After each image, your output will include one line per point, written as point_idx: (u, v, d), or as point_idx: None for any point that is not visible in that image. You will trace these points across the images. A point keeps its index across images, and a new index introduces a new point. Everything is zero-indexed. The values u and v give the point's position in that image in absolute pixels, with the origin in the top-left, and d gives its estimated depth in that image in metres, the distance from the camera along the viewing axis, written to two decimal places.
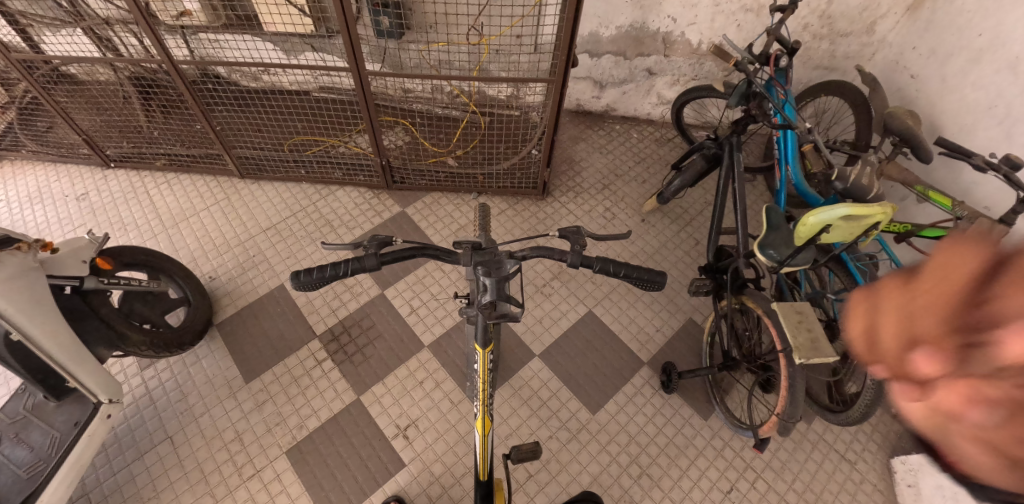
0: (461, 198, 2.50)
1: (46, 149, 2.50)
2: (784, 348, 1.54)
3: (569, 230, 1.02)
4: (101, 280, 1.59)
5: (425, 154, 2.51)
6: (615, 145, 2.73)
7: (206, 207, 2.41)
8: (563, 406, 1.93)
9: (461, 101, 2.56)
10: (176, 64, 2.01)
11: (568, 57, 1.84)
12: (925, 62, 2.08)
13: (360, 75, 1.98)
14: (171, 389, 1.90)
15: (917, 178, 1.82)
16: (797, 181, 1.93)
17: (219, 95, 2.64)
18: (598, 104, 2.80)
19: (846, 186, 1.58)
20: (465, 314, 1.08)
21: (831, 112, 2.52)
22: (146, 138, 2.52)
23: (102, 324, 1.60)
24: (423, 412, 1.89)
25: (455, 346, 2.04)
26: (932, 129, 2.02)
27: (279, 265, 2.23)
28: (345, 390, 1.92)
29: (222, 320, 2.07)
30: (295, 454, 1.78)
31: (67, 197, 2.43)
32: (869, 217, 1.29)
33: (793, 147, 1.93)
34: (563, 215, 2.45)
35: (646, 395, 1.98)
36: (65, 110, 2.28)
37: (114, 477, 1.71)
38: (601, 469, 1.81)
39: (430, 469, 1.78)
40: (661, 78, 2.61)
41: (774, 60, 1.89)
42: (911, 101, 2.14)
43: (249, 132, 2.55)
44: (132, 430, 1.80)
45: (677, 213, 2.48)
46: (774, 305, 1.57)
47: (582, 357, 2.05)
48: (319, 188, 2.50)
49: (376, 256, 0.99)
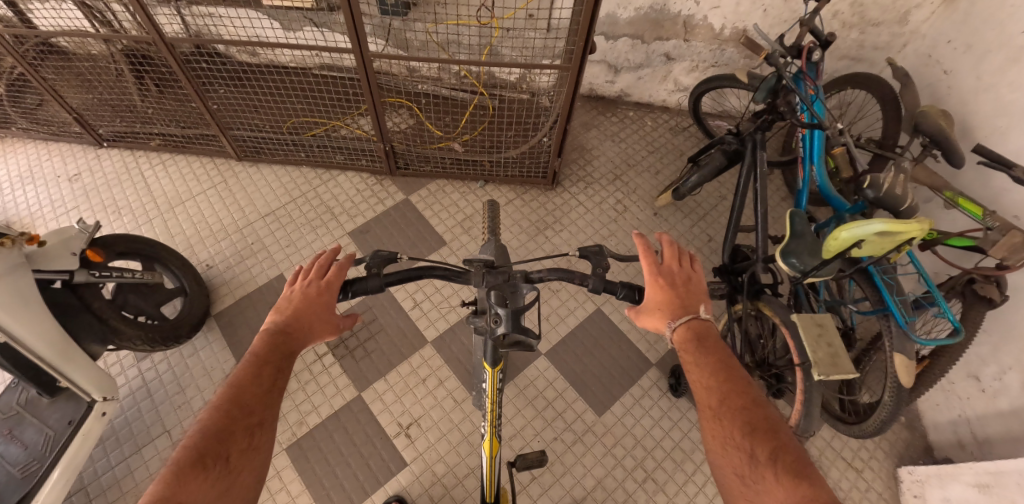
0: (468, 186, 2.40)
1: (37, 127, 2.41)
2: (802, 361, 1.49)
3: (590, 250, 0.96)
4: (92, 274, 1.57)
5: (430, 138, 2.38)
6: (628, 133, 2.62)
7: (203, 190, 2.33)
8: (569, 407, 1.90)
9: (469, 82, 2.41)
10: (166, 41, 1.89)
11: (585, 45, 1.72)
12: (959, 57, 1.96)
13: (363, 56, 1.86)
14: (169, 381, 1.87)
15: (946, 184, 1.74)
16: (821, 182, 1.82)
17: (214, 70, 2.49)
18: (612, 89, 2.68)
19: (879, 195, 1.48)
20: (473, 322, 0.99)
21: (856, 106, 2.39)
22: (140, 117, 2.40)
23: (95, 319, 1.57)
24: (426, 411, 1.85)
25: (459, 342, 1.98)
26: (963, 130, 1.92)
27: (278, 254, 2.17)
28: (346, 386, 1.88)
29: (220, 311, 2.02)
30: (295, 450, 1.75)
31: (59, 177, 2.35)
32: (906, 234, 1.21)
33: (820, 146, 1.81)
34: (573, 208, 2.36)
35: (654, 397, 1.94)
36: (54, 88, 2.17)
37: (112, 470, 1.69)
38: (605, 472, 1.79)
39: (432, 470, 1.75)
40: (679, 64, 2.48)
41: (806, 53, 1.74)
42: (942, 98, 2.03)
43: (245, 112, 2.42)
44: (129, 423, 1.78)
45: (691, 206, 2.40)
46: (794, 316, 1.51)
47: (589, 357, 2.00)
48: (320, 172, 2.41)
49: (379, 277, 0.99)
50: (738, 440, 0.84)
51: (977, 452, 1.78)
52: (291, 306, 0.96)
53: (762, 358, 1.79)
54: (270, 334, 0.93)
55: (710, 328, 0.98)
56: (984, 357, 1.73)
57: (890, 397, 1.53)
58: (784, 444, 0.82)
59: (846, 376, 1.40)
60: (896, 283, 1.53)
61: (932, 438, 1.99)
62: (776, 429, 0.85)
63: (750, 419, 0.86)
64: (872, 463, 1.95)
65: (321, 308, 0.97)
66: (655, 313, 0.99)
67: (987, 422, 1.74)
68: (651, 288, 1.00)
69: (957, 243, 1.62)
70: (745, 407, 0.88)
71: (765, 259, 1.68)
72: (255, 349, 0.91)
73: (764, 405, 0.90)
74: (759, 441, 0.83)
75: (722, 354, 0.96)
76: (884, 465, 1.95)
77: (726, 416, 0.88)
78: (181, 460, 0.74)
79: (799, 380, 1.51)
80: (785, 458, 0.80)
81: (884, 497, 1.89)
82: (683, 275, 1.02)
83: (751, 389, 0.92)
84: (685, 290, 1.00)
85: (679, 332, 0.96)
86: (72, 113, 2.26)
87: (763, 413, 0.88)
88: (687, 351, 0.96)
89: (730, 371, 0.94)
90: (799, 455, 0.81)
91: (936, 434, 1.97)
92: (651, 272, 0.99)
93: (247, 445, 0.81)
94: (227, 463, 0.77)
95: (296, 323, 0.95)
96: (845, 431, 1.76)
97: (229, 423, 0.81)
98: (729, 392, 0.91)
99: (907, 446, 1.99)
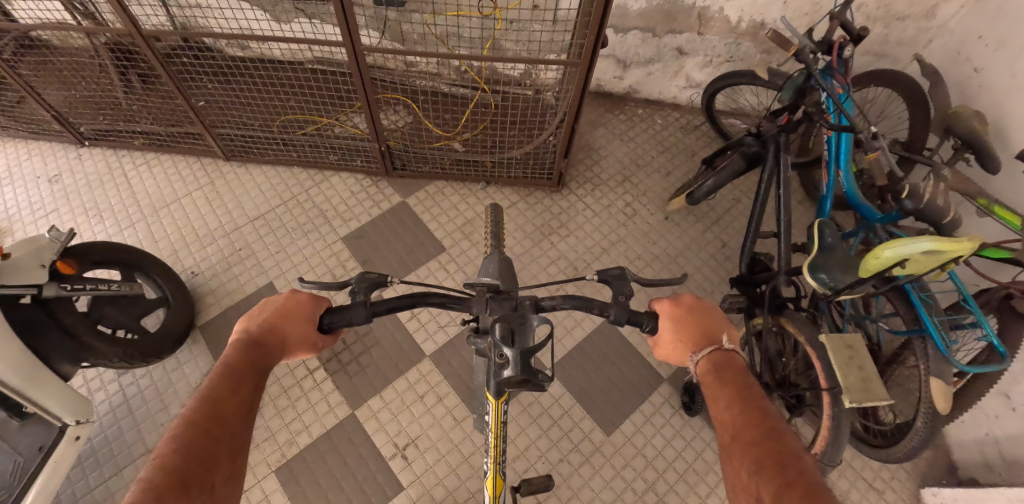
0: (468, 188, 2.28)
1: (15, 124, 2.28)
2: (829, 385, 1.39)
3: (612, 275, 0.87)
4: (62, 287, 1.45)
5: (428, 137, 2.24)
6: (637, 132, 2.49)
7: (189, 192, 2.21)
8: (576, 425, 1.79)
9: (470, 78, 2.28)
10: (144, 34, 1.75)
11: (596, 39, 1.58)
12: (991, 54, 1.83)
13: (355, 50, 1.73)
14: (151, 398, 1.76)
15: (981, 191, 1.62)
16: (848, 188, 1.70)
17: (200, 65, 2.34)
18: (620, 85, 2.54)
19: (919, 206, 1.41)
20: (476, 343, 0.90)
21: (877, 105, 2.27)
22: (123, 114, 2.27)
23: (66, 336, 1.46)
24: (423, 430, 1.74)
25: (458, 356, 1.87)
26: (996, 132, 1.79)
27: (267, 260, 2.05)
28: (339, 404, 1.78)
29: (205, 322, 1.91)
30: (285, 472, 1.65)
31: (38, 178, 2.23)
32: (956, 253, 1.10)
33: (847, 151, 1.69)
34: (580, 211, 2.24)
35: (665, 414, 1.83)
36: (30, 84, 2.04)
37: (89, 495, 1.59)
38: (614, 496, 1.68)
39: (430, 493, 1.64)
40: (692, 59, 2.35)
41: (837, 48, 1.60)
42: (972, 97, 1.90)
43: (232, 109, 2.27)
44: (109, 443, 1.67)
45: (704, 210, 2.28)
46: (821, 337, 1.40)
47: (597, 371, 1.89)
48: (312, 173, 2.29)
49: (365, 307, 0.87)
50: (746, 481, 0.74)
51: (1006, 475, 1.68)
52: (265, 315, 0.88)
53: (782, 377, 1.67)
54: (243, 346, 0.84)
55: (733, 361, 0.88)
56: (1016, 375, 1.61)
57: (924, 424, 1.44)
58: (792, 480, 0.69)
59: (879, 403, 1.29)
60: (934, 301, 1.44)
61: (957, 457, 1.88)
62: (789, 463, 0.72)
63: (758, 455, 0.75)
64: (893, 484, 1.85)
65: (299, 318, 0.89)
66: (675, 350, 0.92)
67: (1019, 445, 1.63)
68: (662, 326, 0.91)
69: (991, 254, 1.48)
70: (755, 442, 0.77)
71: (788, 272, 1.57)
72: (228, 363, 0.82)
73: (783, 437, 0.77)
74: (764, 480, 0.71)
75: (743, 385, 0.86)
76: (906, 486, 1.85)
77: (736, 454, 0.78)
78: (161, 486, 0.65)
79: (825, 405, 1.40)
80: (788, 497, 0.66)
81: None
82: (695, 303, 0.93)
83: (772, 421, 0.80)
84: (700, 319, 0.92)
85: (701, 365, 0.90)
86: (50, 111, 2.13)
87: (779, 448, 0.75)
88: (706, 383, 0.88)
89: (747, 403, 0.83)
90: (811, 492, 0.66)
91: (961, 454, 1.87)
92: (668, 310, 0.91)
93: (225, 472, 0.74)
94: (210, 492, 0.70)
95: (273, 335, 0.87)
96: (870, 454, 1.68)
97: (207, 447, 0.73)
98: (743, 426, 0.80)
99: (930, 466, 1.88)
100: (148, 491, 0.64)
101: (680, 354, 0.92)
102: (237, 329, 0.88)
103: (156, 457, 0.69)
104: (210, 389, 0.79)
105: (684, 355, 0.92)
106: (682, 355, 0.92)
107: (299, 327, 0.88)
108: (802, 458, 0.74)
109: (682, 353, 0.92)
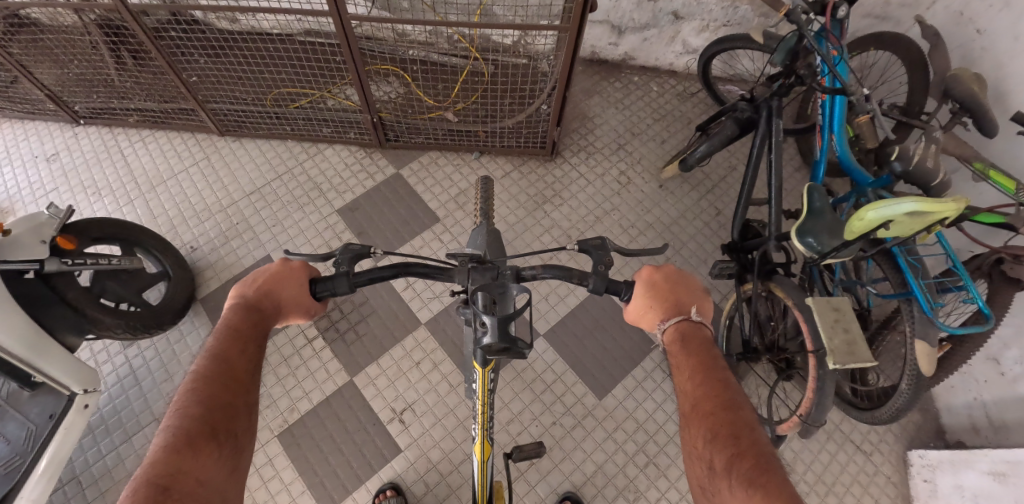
0: (461, 158, 2.28)
1: (10, 104, 2.28)
2: (814, 347, 1.41)
3: (591, 245, 0.88)
4: (64, 262, 1.48)
5: (420, 108, 2.21)
6: (632, 100, 2.46)
7: (184, 168, 2.22)
8: (569, 390, 1.84)
9: (462, 46, 2.24)
10: (130, 10, 1.72)
11: (585, 5, 1.55)
12: (995, 15, 1.76)
13: (342, 21, 1.69)
14: (156, 368, 1.82)
15: (976, 154, 1.59)
16: (841, 153, 1.69)
17: (190, 39, 2.32)
18: (615, 52, 2.50)
19: (908, 168, 1.44)
20: (462, 315, 0.89)
21: (878, 68, 2.22)
22: (116, 91, 2.23)
23: (70, 310, 1.49)
24: (420, 396, 1.79)
25: (453, 324, 1.91)
26: (996, 96, 1.75)
27: (264, 234, 2.08)
28: (337, 371, 1.82)
29: (205, 295, 1.96)
30: (287, 437, 1.71)
31: (36, 157, 2.25)
32: (939, 214, 1.09)
33: (841, 113, 1.67)
34: (574, 180, 2.23)
35: (656, 379, 1.87)
36: (21, 64, 2.03)
37: (102, 461, 1.66)
38: (606, 458, 1.74)
39: (427, 456, 1.70)
40: (688, 23, 2.29)
41: (831, 9, 1.56)
42: (973, 60, 1.84)
43: (224, 84, 2.25)
44: (118, 411, 1.74)
45: (699, 178, 2.26)
46: (807, 299, 1.41)
47: (589, 338, 1.93)
48: (306, 146, 2.29)
49: (347, 279, 0.88)
50: (702, 450, 0.81)
51: (993, 437, 1.71)
52: (260, 280, 0.92)
53: (771, 341, 1.70)
54: (244, 309, 0.90)
55: (700, 331, 0.93)
56: (1005, 340, 1.62)
57: (908, 385, 1.46)
58: (744, 450, 0.76)
59: (863, 365, 1.32)
60: (921, 265, 1.45)
61: (945, 421, 1.91)
62: (741, 432, 0.80)
63: (713, 424, 0.82)
64: (881, 446, 1.89)
65: (295, 282, 0.91)
66: (643, 316, 0.95)
67: (1006, 407, 1.65)
68: (636, 292, 0.92)
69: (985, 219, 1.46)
70: (712, 413, 0.84)
71: (778, 237, 1.55)
72: (233, 323, 0.88)
73: (739, 408, 0.84)
74: (717, 450, 0.78)
75: (707, 355, 0.91)
76: (894, 449, 1.89)
77: (695, 423, 0.85)
78: (191, 435, 0.73)
79: (811, 367, 1.43)
80: (740, 466, 0.74)
81: (893, 482, 1.83)
82: (673, 272, 0.95)
83: (730, 391, 0.87)
84: (674, 288, 0.94)
85: (667, 334, 0.94)
86: (43, 90, 2.13)
87: (734, 419, 0.82)
88: (672, 352, 0.93)
89: (709, 373, 0.89)
90: (760, 461, 0.73)
91: (950, 417, 1.90)
92: (643, 280, 0.92)
93: (247, 422, 0.82)
94: (236, 439, 0.78)
95: (269, 298, 0.91)
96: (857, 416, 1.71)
97: (226, 401, 0.81)
98: (703, 396, 0.87)
99: (918, 429, 1.92)
100: (179, 438, 0.72)
101: (649, 322, 0.95)
102: (235, 291, 0.92)
103: (180, 408, 0.77)
104: (218, 347, 0.85)
105: (652, 322, 0.95)
106: (652, 321, 0.95)
107: (293, 292, 0.91)
108: (755, 427, 0.81)
109: (650, 320, 0.95)
